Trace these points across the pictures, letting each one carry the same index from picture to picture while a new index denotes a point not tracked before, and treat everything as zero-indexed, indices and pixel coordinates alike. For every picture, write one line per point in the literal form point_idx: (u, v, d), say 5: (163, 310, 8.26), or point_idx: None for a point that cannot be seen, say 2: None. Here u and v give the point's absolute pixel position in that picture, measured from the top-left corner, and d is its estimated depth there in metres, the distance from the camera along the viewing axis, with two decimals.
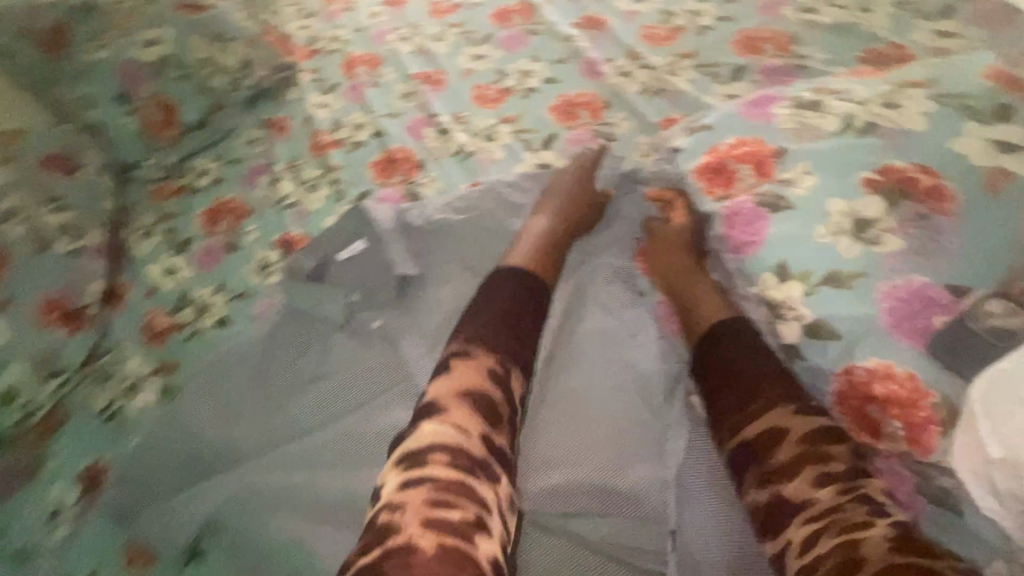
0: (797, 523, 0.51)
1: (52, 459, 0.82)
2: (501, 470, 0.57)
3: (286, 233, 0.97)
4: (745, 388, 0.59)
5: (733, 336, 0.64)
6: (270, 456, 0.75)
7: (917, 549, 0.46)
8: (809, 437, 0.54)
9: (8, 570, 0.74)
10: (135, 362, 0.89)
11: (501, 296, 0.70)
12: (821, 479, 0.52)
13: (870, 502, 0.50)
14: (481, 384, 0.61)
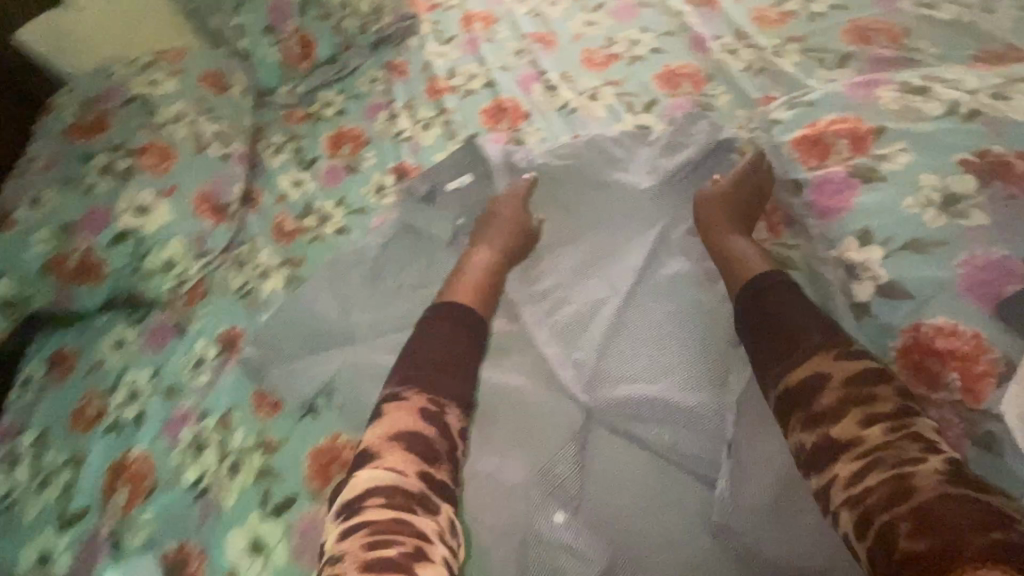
0: (844, 460, 0.58)
1: (197, 321, 1.00)
2: (439, 501, 0.64)
3: (401, 161, 1.09)
4: (789, 340, 0.66)
5: (771, 288, 0.71)
6: (380, 340, 0.88)
7: (961, 479, 0.53)
8: (852, 381, 0.61)
9: (162, 400, 0.93)
10: (266, 254, 1.04)
11: (442, 331, 0.76)
12: (868, 419, 0.59)
13: (918, 438, 0.57)
14: (414, 423, 0.68)
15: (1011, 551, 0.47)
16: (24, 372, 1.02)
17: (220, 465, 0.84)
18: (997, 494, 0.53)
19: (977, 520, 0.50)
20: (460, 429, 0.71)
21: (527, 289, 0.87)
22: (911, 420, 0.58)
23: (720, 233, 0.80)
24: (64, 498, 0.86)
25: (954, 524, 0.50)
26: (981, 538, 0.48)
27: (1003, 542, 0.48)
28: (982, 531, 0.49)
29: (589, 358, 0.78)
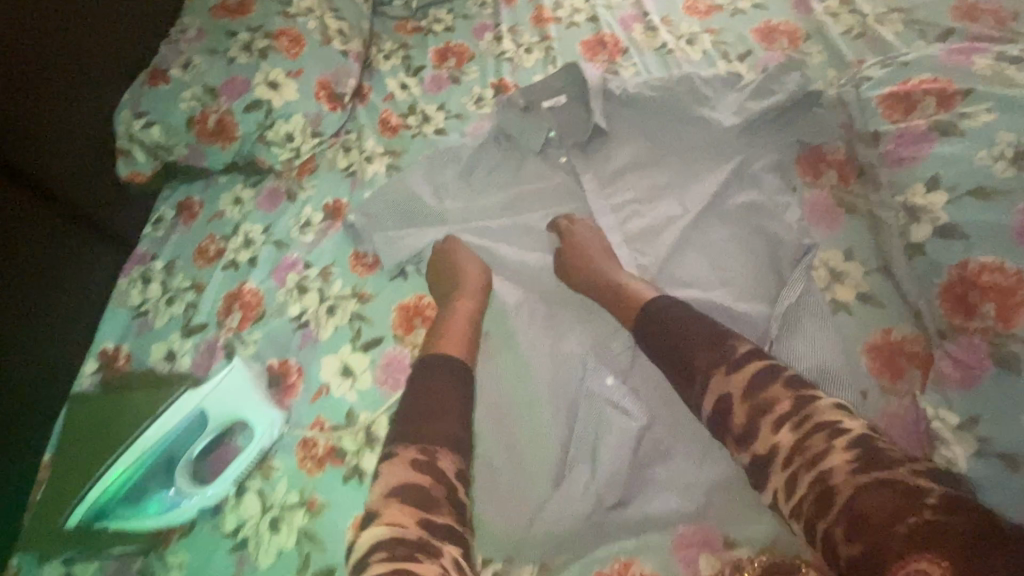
0: (777, 473, 0.63)
1: (307, 190, 1.13)
2: (443, 544, 0.61)
3: (501, 78, 1.19)
4: (688, 365, 0.70)
5: (667, 309, 0.76)
6: (467, 222, 1.00)
7: (873, 462, 0.58)
8: (747, 393, 0.65)
9: (272, 248, 1.07)
10: (372, 142, 1.17)
11: (424, 389, 0.74)
12: (778, 424, 0.63)
13: (825, 428, 0.61)
14: (407, 472, 0.66)
15: (931, 535, 0.52)
16: (156, 211, 1.18)
17: (319, 306, 0.98)
18: (910, 467, 0.58)
19: (895, 507, 0.55)
20: (458, 471, 0.68)
21: (605, 201, 0.96)
22: (807, 408, 0.63)
23: (582, 257, 0.88)
24: (188, 312, 1.03)
25: (878, 517, 0.55)
26: (900, 527, 0.53)
27: (919, 527, 0.53)
28: (901, 517, 0.54)
29: (653, 264, 0.89)
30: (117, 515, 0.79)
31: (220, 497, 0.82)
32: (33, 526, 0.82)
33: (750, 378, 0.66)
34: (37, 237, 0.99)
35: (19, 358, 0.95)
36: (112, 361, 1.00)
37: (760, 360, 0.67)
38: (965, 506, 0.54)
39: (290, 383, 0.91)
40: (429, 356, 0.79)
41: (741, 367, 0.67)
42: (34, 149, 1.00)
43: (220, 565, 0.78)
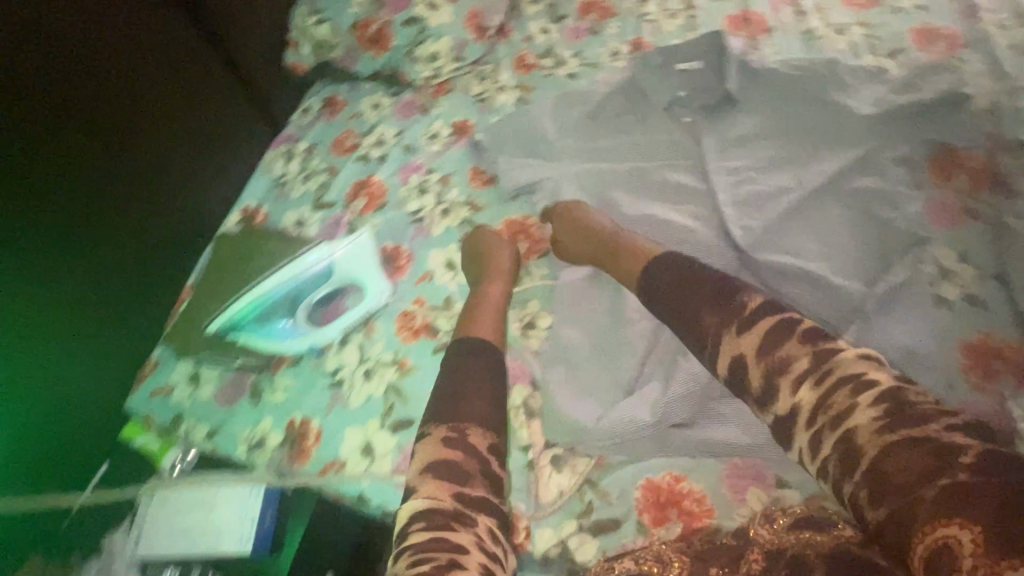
0: (802, 432, 0.60)
1: (441, 106, 1.23)
2: (476, 514, 0.64)
3: (639, 37, 1.24)
4: (695, 321, 0.70)
5: (671, 264, 0.78)
6: (587, 159, 1.06)
7: (903, 418, 0.54)
8: (762, 351, 0.63)
9: (401, 151, 1.18)
10: (507, 76, 1.25)
11: (458, 368, 0.76)
12: (796, 385, 0.60)
13: (849, 382, 0.58)
14: (441, 449, 0.68)
15: (961, 498, 0.49)
16: (305, 102, 1.32)
17: (435, 207, 1.08)
18: (944, 422, 0.54)
19: (924, 469, 0.51)
20: (490, 444, 0.70)
21: (724, 164, 1.00)
22: (828, 361, 0.60)
23: (578, 217, 0.94)
24: (320, 191, 1.15)
25: (905, 479, 0.52)
26: (928, 491, 0.50)
27: (950, 490, 0.50)
28: (930, 480, 0.51)
29: (759, 226, 0.91)
30: (248, 331, 0.94)
31: (324, 344, 0.95)
32: (179, 328, 0.98)
33: (760, 337, 0.63)
34: (213, 93, 1.15)
35: (188, 192, 1.11)
36: (252, 217, 1.14)
37: (774, 314, 0.65)
38: (1006, 465, 0.50)
39: (398, 266, 1.01)
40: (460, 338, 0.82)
41: (751, 325, 0.65)
42: (225, 16, 1.15)
43: (318, 394, 0.90)
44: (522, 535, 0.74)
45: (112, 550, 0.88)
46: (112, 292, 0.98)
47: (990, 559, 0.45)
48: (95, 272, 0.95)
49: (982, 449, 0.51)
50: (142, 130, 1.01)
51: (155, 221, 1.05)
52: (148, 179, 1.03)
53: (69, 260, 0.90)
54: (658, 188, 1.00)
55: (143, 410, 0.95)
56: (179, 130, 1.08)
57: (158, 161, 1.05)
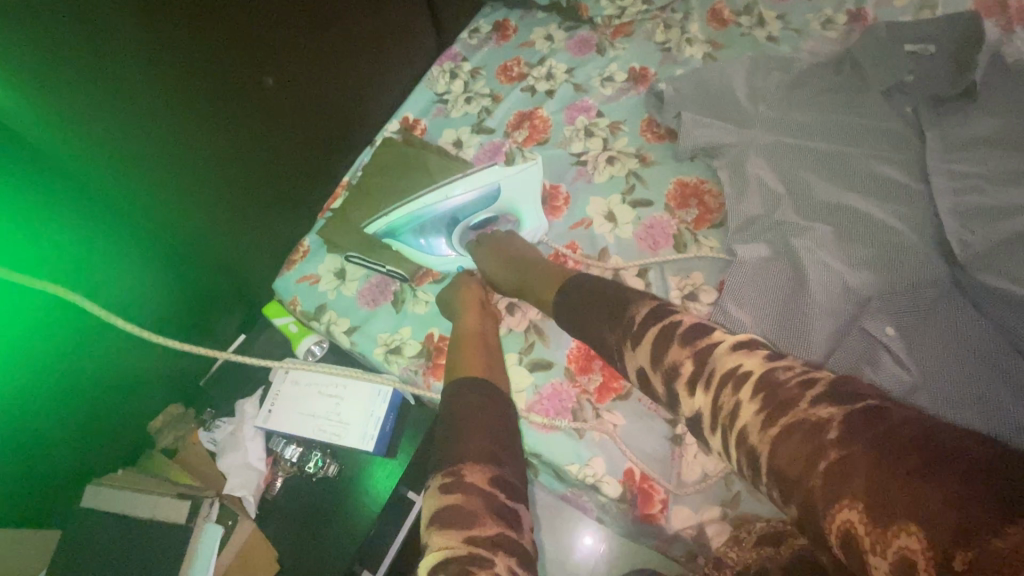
0: (710, 435, 0.57)
1: (619, 50, 1.15)
2: (493, 560, 0.55)
3: (860, 8, 1.09)
4: (595, 334, 0.69)
5: (580, 287, 0.75)
6: (779, 133, 0.95)
7: (781, 405, 0.50)
8: (654, 361, 0.61)
9: (571, 90, 1.11)
10: (696, 27, 1.14)
11: (459, 410, 0.67)
12: (689, 387, 0.57)
13: (729, 379, 0.55)
14: (441, 495, 0.60)
15: (844, 476, 0.45)
16: (475, 22, 1.28)
17: (600, 152, 1.02)
18: (809, 396, 0.50)
19: (807, 452, 0.48)
20: (493, 477, 0.61)
21: (949, 165, 0.87)
22: (708, 361, 0.57)
23: (512, 245, 0.91)
24: (482, 115, 1.12)
25: (795, 470, 0.48)
26: (814, 477, 0.47)
27: (830, 470, 0.46)
28: (814, 463, 0.47)
29: (981, 243, 0.79)
30: (403, 241, 0.90)
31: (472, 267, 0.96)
32: (336, 222, 1.00)
33: (650, 348, 0.61)
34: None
35: (365, 89, 1.11)
36: (411, 129, 1.13)
37: (661, 322, 0.63)
38: (867, 422, 0.46)
39: (555, 206, 0.98)
40: (456, 380, 0.72)
41: (642, 336, 0.63)
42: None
43: None
44: (658, 507, 0.71)
45: (243, 414, 0.94)
46: (290, 168, 1.01)
47: (878, 533, 0.42)
48: (280, 148, 0.97)
49: (845, 413, 0.48)
50: (343, 26, 0.99)
51: (336, 109, 1.05)
52: (340, 76, 1.03)
53: (265, 132, 0.93)
54: (860, 178, 0.89)
55: (289, 294, 0.97)
56: (372, 31, 1.06)
57: (350, 48, 1.03)
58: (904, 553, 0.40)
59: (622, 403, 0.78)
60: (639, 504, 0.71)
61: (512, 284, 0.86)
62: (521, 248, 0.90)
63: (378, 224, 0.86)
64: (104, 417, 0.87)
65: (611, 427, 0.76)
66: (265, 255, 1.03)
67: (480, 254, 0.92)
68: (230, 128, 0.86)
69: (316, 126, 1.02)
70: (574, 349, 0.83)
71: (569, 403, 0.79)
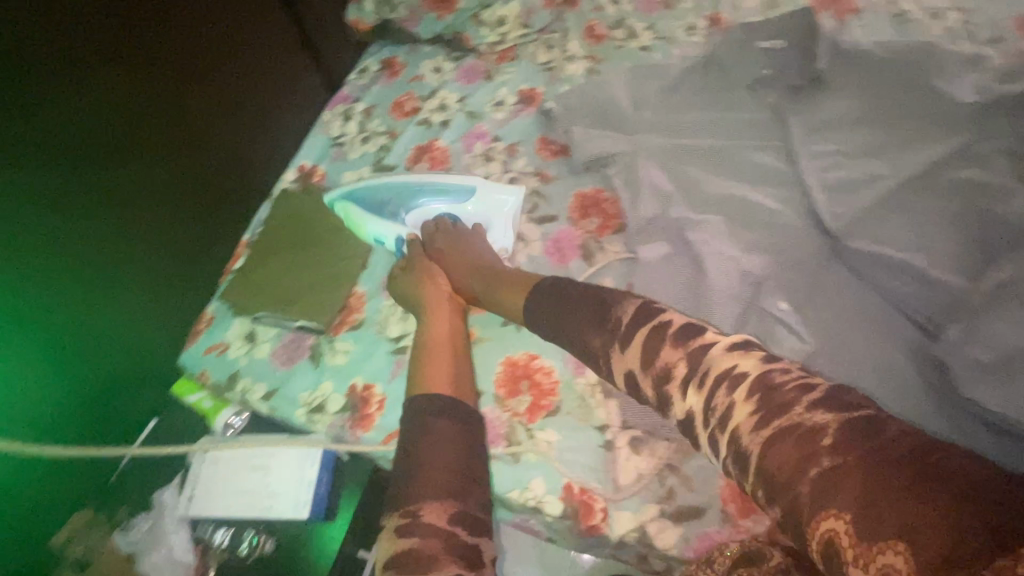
0: (701, 433, 0.59)
1: (506, 74, 1.18)
2: None
3: (717, 13, 1.18)
4: (578, 339, 0.69)
5: (554, 290, 0.74)
6: (663, 135, 1.01)
7: (776, 407, 0.53)
8: (644, 363, 0.62)
9: (465, 118, 1.13)
10: (575, 45, 1.20)
11: (415, 435, 0.65)
12: (685, 387, 0.59)
13: (725, 379, 0.57)
14: (396, 540, 0.59)
15: (833, 484, 0.47)
16: (362, 62, 1.28)
17: (501, 175, 1.04)
18: (806, 402, 0.52)
19: (800, 457, 0.50)
20: (453, 514, 0.60)
21: (812, 146, 0.95)
22: (704, 361, 0.58)
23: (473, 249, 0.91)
24: (380, 153, 1.12)
25: (784, 472, 0.50)
26: (802, 482, 0.49)
27: (821, 479, 0.48)
28: (804, 470, 0.49)
29: (849, 213, 0.87)
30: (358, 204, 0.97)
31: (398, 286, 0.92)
32: (238, 284, 0.96)
33: (640, 347, 0.62)
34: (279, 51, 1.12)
35: (253, 138, 1.09)
36: (309, 176, 1.11)
37: (648, 322, 0.64)
38: (866, 435, 0.48)
39: None
40: (410, 398, 0.70)
41: (631, 339, 0.63)
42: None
43: (380, 360, 0.87)
44: (600, 516, 0.72)
45: (161, 505, 0.87)
46: (185, 228, 0.98)
47: (863, 548, 0.44)
48: (168, 210, 0.95)
49: (840, 422, 0.50)
50: (211, 86, 1.00)
51: (223, 160, 1.04)
52: (216, 135, 1.02)
53: (143, 198, 0.91)
54: (738, 166, 0.96)
55: (198, 367, 0.92)
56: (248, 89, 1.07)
57: (222, 99, 1.02)
58: (885, 569, 0.42)
59: (553, 419, 0.78)
60: (581, 516, 0.72)
61: (479, 288, 0.85)
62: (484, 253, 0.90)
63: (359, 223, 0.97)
64: (12, 528, 0.81)
65: (546, 445, 0.77)
66: (173, 325, 0.99)
67: (435, 238, 0.95)
68: (91, 193, 0.83)
69: (202, 180, 1.01)
70: (501, 372, 0.83)
71: (502, 429, 0.79)
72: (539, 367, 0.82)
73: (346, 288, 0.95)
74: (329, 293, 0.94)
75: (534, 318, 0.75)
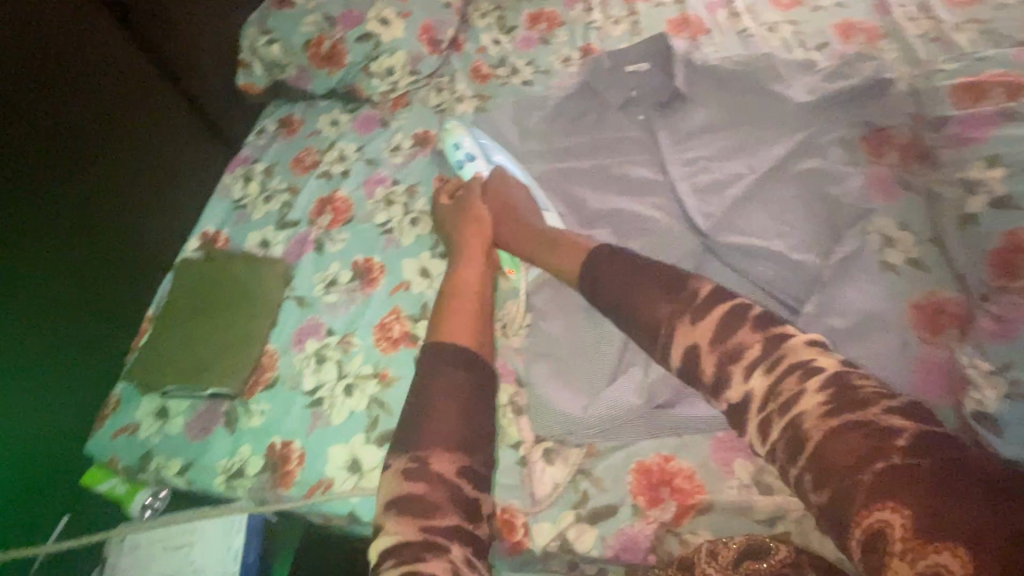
0: (754, 418, 0.64)
1: (401, 120, 1.24)
2: (446, 542, 0.62)
3: (588, 44, 1.28)
4: (648, 315, 0.72)
5: (610, 262, 0.79)
6: (548, 161, 1.09)
7: (846, 402, 0.58)
8: (716, 341, 0.66)
9: (365, 165, 1.17)
10: (463, 86, 1.27)
11: (426, 388, 0.70)
12: (750, 368, 0.64)
13: (796, 369, 0.61)
14: (402, 484, 0.65)
15: (896, 480, 0.52)
16: (259, 122, 1.31)
17: (403, 217, 1.07)
18: (883, 405, 0.57)
19: (863, 451, 0.55)
20: (461, 468, 0.67)
21: (680, 155, 1.04)
22: (780, 349, 0.63)
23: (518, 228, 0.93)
24: (283, 210, 1.14)
25: (845, 461, 0.55)
26: (867, 473, 0.54)
27: (882, 473, 0.53)
28: (866, 463, 0.54)
29: (718, 212, 0.96)
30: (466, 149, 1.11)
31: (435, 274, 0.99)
32: (143, 362, 0.94)
33: (711, 330, 0.67)
34: (172, 122, 1.14)
35: (152, 207, 1.09)
36: (213, 242, 1.11)
37: (726, 300, 0.69)
38: (932, 443, 0.54)
39: (372, 277, 1.00)
40: (430, 347, 0.75)
41: (705, 312, 0.68)
42: (177, 32, 1.13)
43: (298, 415, 0.88)
44: (522, 532, 0.74)
45: None
46: (91, 304, 0.97)
47: (915, 542, 0.49)
48: (69, 290, 0.94)
49: (916, 429, 0.55)
50: (104, 163, 1.00)
51: (123, 231, 1.03)
52: (114, 211, 1.02)
53: (44, 283, 0.90)
54: (617, 182, 1.04)
55: (106, 454, 0.89)
56: (145, 161, 1.08)
57: (112, 172, 1.01)
58: (936, 567, 0.47)
59: None
60: (505, 534, 0.74)
61: (535, 257, 0.88)
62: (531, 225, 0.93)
63: (446, 146, 1.10)
64: None
65: None
66: (82, 409, 0.97)
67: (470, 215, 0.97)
68: None
69: (103, 254, 1.00)
70: None
71: None
72: None
73: (256, 348, 0.95)
74: (239, 356, 0.93)
75: (590, 283, 0.79)
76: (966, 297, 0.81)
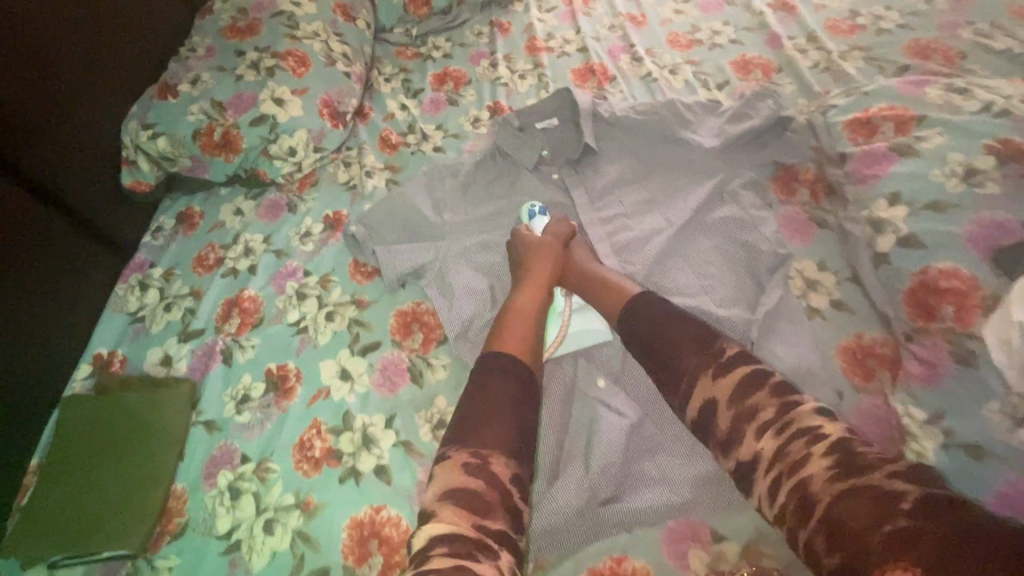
0: (762, 480, 0.64)
1: (310, 201, 1.17)
2: (500, 548, 0.61)
3: (496, 101, 1.26)
4: (674, 366, 0.72)
5: (647, 307, 0.78)
6: (466, 233, 1.05)
7: (852, 469, 0.59)
8: (734, 399, 0.67)
9: (272, 258, 1.08)
10: (372, 158, 1.21)
11: (480, 388, 0.72)
12: (761, 432, 0.65)
13: (806, 433, 0.62)
14: (460, 476, 0.65)
15: (904, 543, 0.53)
16: (156, 220, 1.21)
17: (317, 312, 1.00)
18: (887, 470, 0.58)
19: (872, 516, 0.55)
20: (514, 476, 0.66)
21: (596, 216, 1.02)
22: (789, 413, 0.64)
23: (569, 257, 0.93)
24: (186, 318, 1.04)
25: (857, 525, 0.55)
26: (878, 535, 0.54)
27: (894, 536, 0.53)
28: (878, 527, 0.54)
29: (641, 273, 0.94)
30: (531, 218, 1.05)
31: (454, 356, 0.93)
32: (23, 531, 0.81)
33: (734, 385, 0.67)
34: (54, 244, 1.02)
35: (28, 342, 0.96)
36: (107, 365, 1.00)
37: (749, 363, 0.69)
38: (942, 509, 0.54)
39: (287, 387, 0.92)
40: (490, 352, 0.77)
41: (729, 371, 0.69)
42: (48, 145, 1.01)
43: (212, 566, 0.78)
44: None
45: None
46: None
47: None
48: None
49: (922, 495, 0.56)
50: None
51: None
52: None
53: None
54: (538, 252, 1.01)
55: None
56: (23, 297, 0.95)
57: None
58: None
59: None
60: None
61: (588, 288, 0.88)
62: (583, 264, 0.92)
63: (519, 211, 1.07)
64: None
65: None
66: None
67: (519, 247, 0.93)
68: None
69: None
70: (348, 539, 0.77)
71: None
72: (386, 519, 0.78)
73: (160, 492, 0.84)
74: (139, 505, 0.82)
75: (627, 319, 0.79)
76: (891, 337, 0.80)
